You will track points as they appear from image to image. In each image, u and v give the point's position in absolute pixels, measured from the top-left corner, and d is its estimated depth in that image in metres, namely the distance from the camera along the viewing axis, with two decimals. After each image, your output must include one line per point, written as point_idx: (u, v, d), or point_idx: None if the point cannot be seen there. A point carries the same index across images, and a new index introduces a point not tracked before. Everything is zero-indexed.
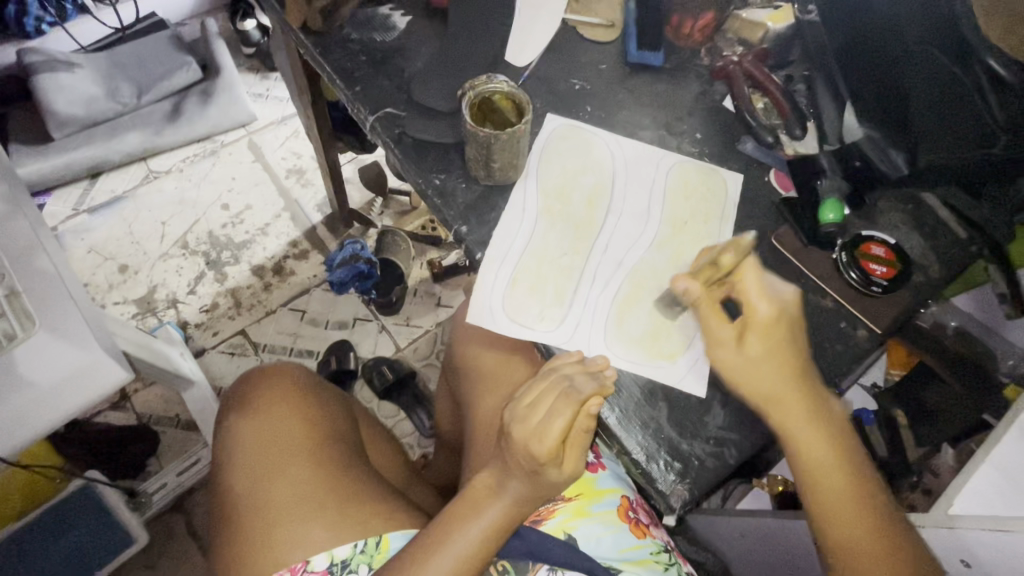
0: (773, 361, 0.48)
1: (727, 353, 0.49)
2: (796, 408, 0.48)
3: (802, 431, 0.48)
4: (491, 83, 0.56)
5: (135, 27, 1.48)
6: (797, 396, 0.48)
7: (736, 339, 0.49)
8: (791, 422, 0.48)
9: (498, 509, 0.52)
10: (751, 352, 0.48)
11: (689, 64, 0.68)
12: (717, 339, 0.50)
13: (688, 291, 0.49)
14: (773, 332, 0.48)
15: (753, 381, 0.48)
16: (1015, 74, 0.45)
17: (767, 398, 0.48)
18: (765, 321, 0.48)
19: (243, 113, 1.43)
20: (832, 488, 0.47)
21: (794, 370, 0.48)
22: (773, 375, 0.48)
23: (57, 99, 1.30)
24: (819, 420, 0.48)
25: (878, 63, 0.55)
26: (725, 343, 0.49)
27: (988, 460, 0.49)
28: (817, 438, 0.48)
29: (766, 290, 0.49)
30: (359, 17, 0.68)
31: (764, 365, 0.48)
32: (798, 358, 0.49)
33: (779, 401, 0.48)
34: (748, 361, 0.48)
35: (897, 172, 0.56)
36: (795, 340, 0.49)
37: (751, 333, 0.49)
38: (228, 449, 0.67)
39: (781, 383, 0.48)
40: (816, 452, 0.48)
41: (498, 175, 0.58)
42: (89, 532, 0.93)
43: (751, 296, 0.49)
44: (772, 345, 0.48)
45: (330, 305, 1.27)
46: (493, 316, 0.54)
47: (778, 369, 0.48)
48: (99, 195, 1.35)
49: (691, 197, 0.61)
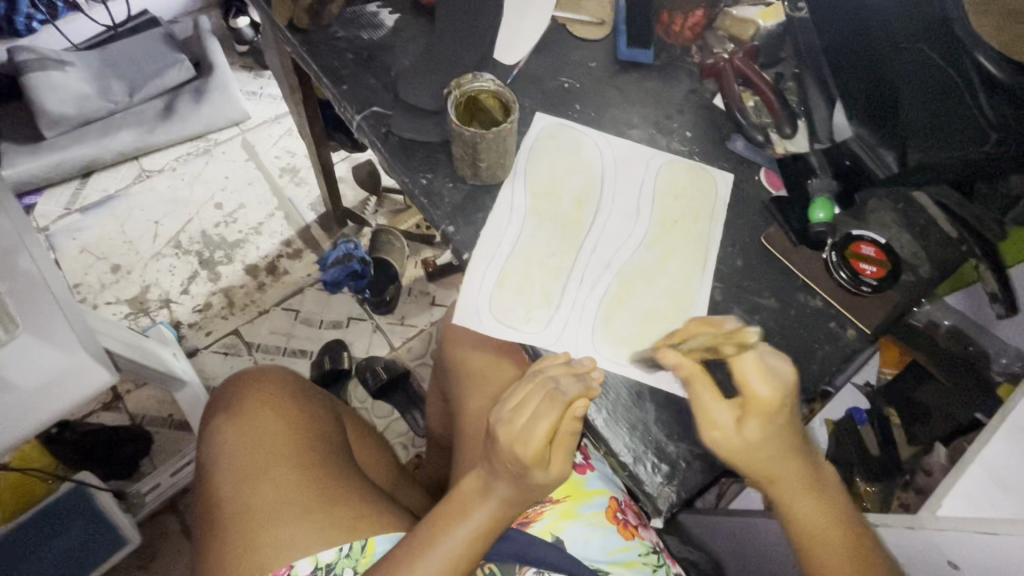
0: (771, 443, 0.45)
1: (722, 436, 0.45)
2: (790, 480, 0.46)
3: (796, 498, 0.47)
4: (477, 82, 0.56)
5: (127, 25, 1.47)
6: (792, 466, 0.46)
7: (733, 421, 0.46)
8: (786, 489, 0.46)
9: (485, 512, 0.51)
10: (747, 437, 0.45)
11: (679, 61, 0.68)
12: (713, 421, 0.46)
13: (678, 364, 0.48)
14: (772, 417, 0.45)
15: (750, 462, 0.46)
16: (1007, 72, 0.44)
17: (763, 472, 0.46)
18: (766, 406, 0.44)
19: (236, 112, 1.42)
20: (830, 558, 0.46)
21: (791, 446, 0.46)
22: (770, 455, 0.45)
23: (48, 98, 1.30)
24: (812, 485, 0.47)
25: (870, 61, 0.54)
26: (721, 426, 0.46)
27: (975, 462, 0.48)
28: (811, 501, 0.47)
29: (767, 373, 0.45)
30: (347, 15, 0.67)
31: (763, 449, 0.45)
32: (794, 433, 0.46)
33: (775, 474, 0.46)
34: (745, 444, 0.45)
35: (887, 171, 0.56)
36: (790, 418, 0.46)
37: (750, 418, 0.45)
38: (214, 453, 0.66)
39: (777, 461, 0.46)
40: (811, 519, 0.47)
41: (485, 174, 0.57)
42: (81, 532, 0.93)
43: (751, 382, 0.45)
44: (770, 429, 0.45)
45: (324, 305, 1.26)
46: (480, 317, 0.54)
47: (777, 447, 0.45)
48: (91, 194, 1.34)
49: (681, 195, 0.60)
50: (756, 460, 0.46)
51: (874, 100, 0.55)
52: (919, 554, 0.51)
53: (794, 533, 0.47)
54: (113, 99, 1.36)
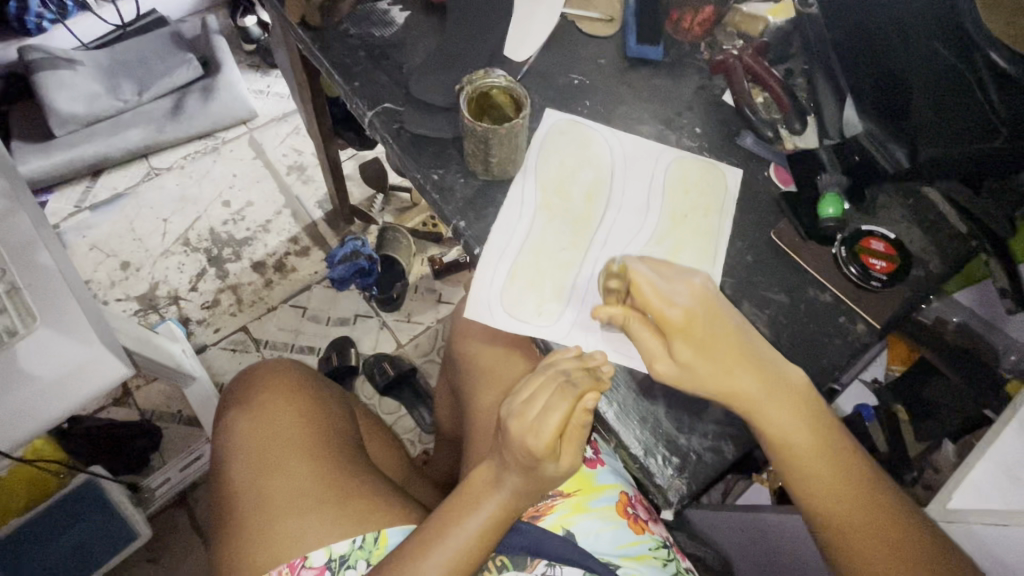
0: (709, 361, 0.46)
1: (662, 365, 0.47)
2: (750, 393, 0.46)
3: (767, 411, 0.46)
4: (490, 78, 0.56)
5: (136, 24, 1.48)
6: (764, 392, 0.46)
7: (664, 347, 0.47)
8: (752, 404, 0.46)
9: (495, 503, 0.52)
10: (682, 359, 0.46)
11: (688, 58, 0.68)
12: (651, 352, 0.47)
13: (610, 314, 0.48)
14: (694, 334, 0.46)
15: (701, 384, 0.47)
16: (1017, 67, 0.44)
17: (721, 391, 0.46)
18: (679, 323, 0.46)
19: (243, 110, 1.43)
20: (811, 466, 0.46)
21: (746, 365, 0.47)
22: (719, 375, 0.46)
23: (58, 96, 1.31)
24: (802, 415, 0.47)
25: (882, 57, 0.54)
26: (658, 355, 0.47)
27: (983, 455, 0.49)
28: (804, 432, 0.47)
29: (662, 292, 0.47)
30: (357, 13, 0.67)
31: (706, 370, 0.46)
32: (743, 349, 0.47)
33: (731, 391, 0.46)
34: (684, 367, 0.46)
35: (897, 166, 0.57)
36: (720, 331, 0.47)
37: (678, 340, 0.46)
38: (228, 445, 0.67)
39: (724, 374, 0.46)
40: (803, 448, 0.46)
41: (496, 170, 0.58)
42: (92, 525, 0.94)
43: (656, 306, 0.46)
44: (699, 347, 0.46)
45: (331, 302, 1.27)
46: (492, 311, 0.54)
47: (719, 367, 0.46)
48: (101, 192, 1.35)
49: (691, 189, 0.60)
50: (706, 381, 0.46)
51: (886, 95, 0.55)
52: None
53: (787, 465, 0.47)
54: (123, 97, 1.37)
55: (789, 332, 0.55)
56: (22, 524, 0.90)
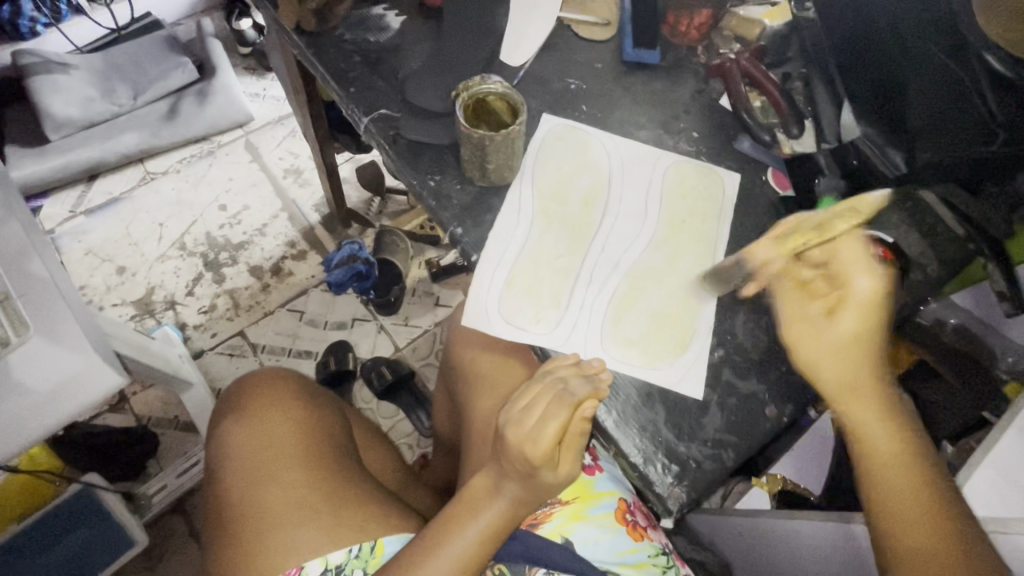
0: (862, 342, 0.46)
1: (813, 327, 0.48)
2: (868, 396, 0.46)
3: (870, 419, 0.46)
4: (486, 84, 0.56)
5: (130, 28, 1.48)
6: (873, 398, 0.46)
7: (825, 318, 0.47)
8: (862, 405, 0.46)
9: (494, 513, 0.51)
10: (838, 329, 0.46)
11: (685, 62, 0.68)
12: (804, 319, 0.48)
13: (767, 261, 0.52)
14: (870, 312, 0.46)
15: (840, 365, 0.46)
16: (1013, 70, 0.44)
17: (847, 382, 0.46)
18: (866, 299, 0.46)
19: (239, 113, 1.43)
20: (896, 484, 0.45)
21: (880, 366, 0.46)
22: (857, 361, 0.46)
23: (52, 100, 1.31)
24: (898, 433, 0.46)
25: (883, 62, 0.54)
26: (810, 319, 0.48)
27: (983, 461, 0.48)
28: (896, 451, 0.45)
29: (874, 267, 0.47)
30: (353, 18, 0.67)
31: (852, 348, 0.46)
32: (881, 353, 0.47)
33: (856, 387, 0.46)
34: (837, 337, 0.46)
35: (895, 170, 0.56)
36: (883, 330, 0.46)
37: (847, 314, 0.46)
38: (223, 454, 0.67)
39: (865, 365, 0.46)
40: (888, 455, 0.45)
41: (493, 176, 0.57)
42: (89, 533, 0.93)
43: (853, 271, 0.47)
44: (867, 325, 0.46)
45: (329, 306, 1.27)
46: (489, 318, 0.54)
47: (862, 349, 0.46)
48: (96, 197, 1.35)
49: (688, 195, 0.60)
50: (844, 361, 0.46)
51: (884, 100, 0.55)
52: None
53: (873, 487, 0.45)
54: (118, 101, 1.37)
55: None
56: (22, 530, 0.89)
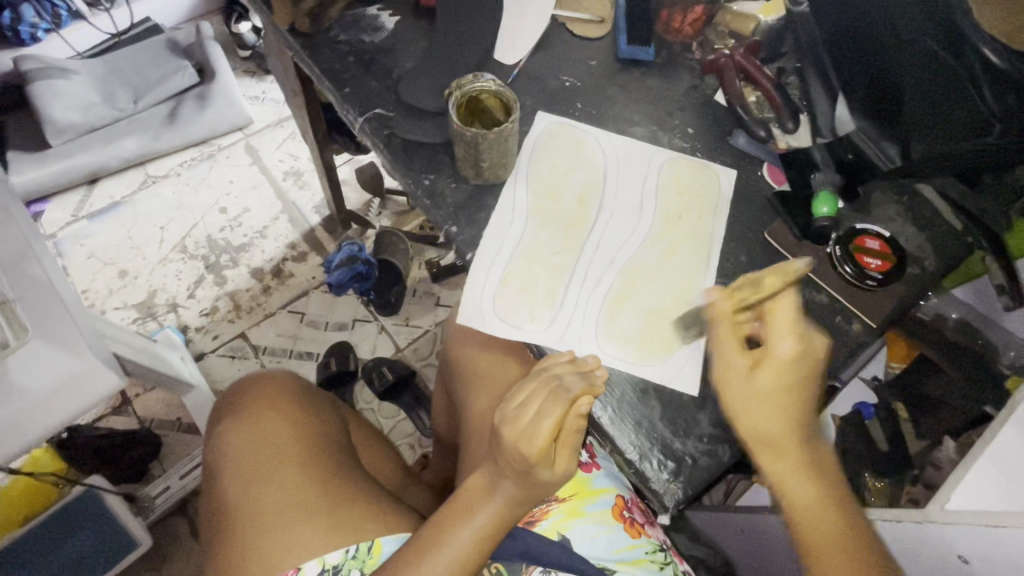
0: (779, 402, 0.45)
1: (733, 380, 0.47)
2: (789, 453, 0.45)
3: (792, 477, 0.46)
4: (477, 82, 0.56)
5: (130, 32, 1.49)
6: (794, 458, 0.46)
7: (748, 370, 0.46)
8: (783, 464, 0.46)
9: (490, 511, 0.51)
10: (757, 387, 0.46)
11: (680, 58, 0.68)
12: (730, 366, 0.47)
13: (716, 302, 0.49)
14: (788, 375, 0.45)
15: (756, 420, 0.45)
16: (1010, 62, 0.45)
17: (764, 439, 0.45)
18: (786, 360, 0.46)
19: (239, 116, 1.43)
20: (823, 542, 0.45)
21: (799, 425, 0.46)
22: (774, 419, 0.45)
23: (53, 105, 1.32)
24: (820, 490, 0.46)
25: (874, 55, 0.54)
26: (735, 370, 0.47)
27: (983, 454, 0.48)
28: (819, 505, 0.45)
29: (799, 330, 0.46)
30: (347, 18, 0.67)
31: (773, 407, 0.45)
32: (807, 413, 0.46)
33: (773, 443, 0.45)
34: (756, 394, 0.45)
35: (891, 164, 0.56)
36: (807, 389, 0.46)
37: (765, 370, 0.46)
38: (221, 455, 0.67)
39: (783, 424, 0.45)
40: (814, 513, 0.45)
41: (487, 174, 0.57)
42: (93, 536, 0.94)
43: (779, 332, 0.46)
44: (781, 386, 0.45)
45: (329, 307, 1.27)
46: (484, 317, 0.54)
47: (778, 408, 0.45)
48: (98, 201, 1.35)
49: (684, 191, 0.60)
50: (763, 419, 0.45)
51: (877, 93, 0.55)
52: (930, 553, 0.49)
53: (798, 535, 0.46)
54: (118, 106, 1.38)
55: None
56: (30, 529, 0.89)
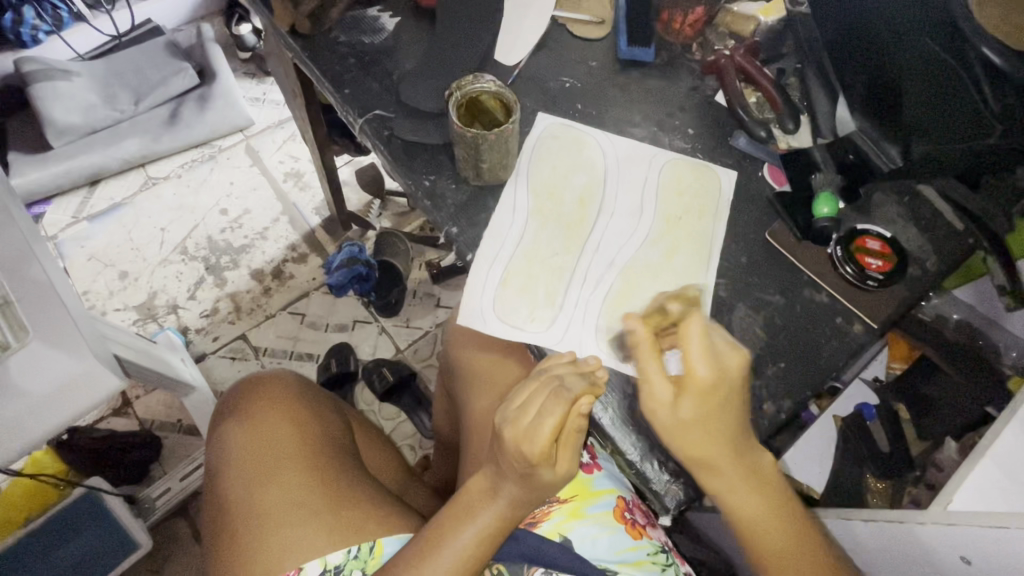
0: (705, 428, 0.44)
1: (659, 411, 0.45)
2: (726, 470, 0.45)
3: (731, 490, 0.46)
4: (478, 83, 0.56)
5: (131, 34, 1.49)
6: (731, 473, 0.45)
7: (672, 398, 0.45)
8: (721, 481, 0.46)
9: (492, 512, 0.51)
10: (683, 417, 0.44)
11: (680, 59, 0.68)
12: (653, 397, 0.46)
13: (634, 331, 0.47)
14: (709, 399, 0.44)
15: (686, 447, 0.45)
16: (1010, 63, 0.43)
17: (699, 461, 0.45)
18: (705, 385, 0.44)
19: (239, 118, 1.43)
20: (766, 540, 0.47)
21: (733, 443, 0.45)
22: (705, 444, 0.44)
23: (54, 107, 1.32)
24: (760, 494, 0.46)
25: (872, 57, 0.55)
26: (659, 400, 0.45)
27: (985, 455, 0.47)
28: (758, 508, 0.46)
29: (710, 351, 0.44)
30: (348, 20, 0.67)
31: (703, 435, 0.44)
32: (741, 429, 0.45)
33: (708, 464, 0.45)
34: (681, 422, 0.44)
35: (891, 165, 0.58)
36: (734, 409, 0.45)
37: (686, 397, 0.44)
38: (223, 456, 0.67)
39: (715, 447, 0.44)
40: (755, 516, 0.46)
41: (487, 175, 0.57)
42: (94, 539, 0.93)
43: (692, 357, 0.44)
44: (705, 411, 0.44)
45: (329, 309, 1.27)
46: (485, 318, 0.54)
47: (707, 433, 0.44)
48: (99, 203, 1.35)
49: (684, 191, 0.60)
50: (694, 445, 0.45)
51: (877, 94, 0.56)
52: (932, 554, 0.49)
53: (745, 539, 0.48)
54: (119, 107, 1.38)
55: (782, 338, 0.54)
56: (36, 528, 0.90)
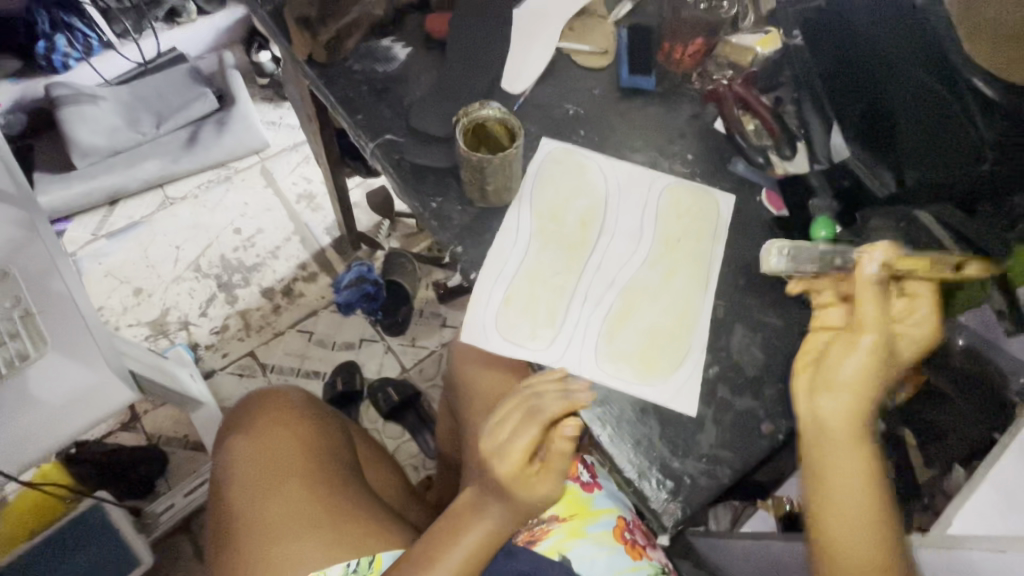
0: (874, 370, 0.47)
1: (847, 345, 0.48)
2: (855, 408, 0.47)
3: (851, 437, 0.47)
4: (484, 110, 0.58)
5: (156, 61, 1.55)
6: (858, 425, 0.47)
7: (860, 339, 0.47)
8: (849, 423, 0.47)
9: (479, 532, 0.52)
10: (866, 355, 0.47)
11: (681, 88, 0.70)
12: (850, 336, 0.48)
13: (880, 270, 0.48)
14: (902, 351, 0.52)
15: (847, 386, 0.47)
16: (1001, 95, 0.45)
17: (839, 394, 0.47)
18: (910, 342, 0.52)
19: (255, 140, 1.48)
20: (850, 497, 0.46)
21: (872, 391, 0.47)
22: (869, 378, 0.47)
23: (80, 129, 1.37)
24: (870, 459, 0.47)
25: (868, 87, 0.57)
26: (851, 338, 0.48)
27: (985, 480, 0.47)
28: (864, 464, 0.47)
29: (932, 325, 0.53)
30: (362, 49, 0.71)
31: (856, 393, 0.47)
32: (875, 387, 0.48)
33: (850, 402, 0.47)
34: (861, 361, 0.47)
35: (885, 190, 0.58)
36: (892, 371, 0.52)
37: (870, 336, 0.47)
38: (228, 467, 0.68)
39: (870, 387, 0.47)
40: (856, 469, 0.46)
41: (492, 198, 0.59)
42: (98, 550, 0.93)
43: (905, 316, 0.53)
44: (881, 357, 0.47)
45: (337, 327, 1.29)
46: (487, 334, 0.55)
47: (868, 371, 0.47)
48: (118, 221, 1.40)
49: (683, 215, 0.62)
50: (863, 379, 0.47)
51: (872, 122, 0.57)
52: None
53: (823, 491, 0.47)
54: (141, 130, 1.43)
55: (779, 359, 0.55)
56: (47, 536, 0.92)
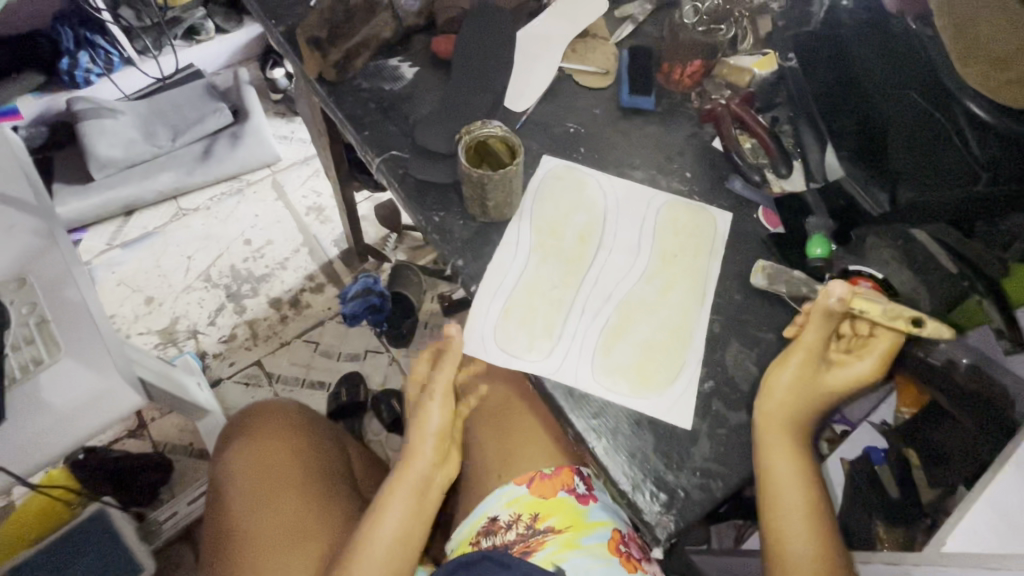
0: (798, 383, 0.52)
1: (779, 368, 0.53)
2: (785, 419, 0.51)
3: (785, 448, 0.51)
4: (486, 128, 0.60)
5: (174, 77, 1.60)
6: (787, 436, 0.51)
7: (794, 359, 0.53)
8: (779, 436, 0.51)
9: (394, 508, 0.55)
10: (792, 374, 0.53)
11: (680, 107, 0.72)
12: (784, 358, 0.53)
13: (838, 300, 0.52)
14: (850, 371, 0.53)
15: (775, 399, 0.52)
16: (996, 117, 0.48)
17: (773, 410, 0.52)
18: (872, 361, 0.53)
19: (267, 154, 1.51)
20: (789, 504, 0.50)
21: (801, 403, 0.52)
22: (793, 394, 0.52)
23: (98, 142, 1.41)
24: (804, 468, 0.51)
25: (863, 109, 0.59)
26: (784, 361, 0.53)
27: (980, 498, 0.47)
28: (798, 473, 0.51)
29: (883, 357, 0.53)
30: (370, 69, 0.73)
31: (787, 402, 0.52)
32: (807, 399, 0.53)
33: (777, 413, 0.52)
34: (790, 376, 0.52)
35: (878, 209, 0.58)
36: (840, 391, 0.53)
37: (796, 355, 0.53)
38: (224, 475, 0.69)
39: (797, 400, 0.52)
40: (792, 478, 0.50)
41: (492, 213, 0.61)
42: (100, 556, 0.93)
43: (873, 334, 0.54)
44: (804, 373, 0.53)
45: (342, 338, 1.30)
46: (485, 344, 0.56)
47: (795, 386, 0.52)
48: (131, 231, 1.43)
49: (680, 231, 0.63)
50: (790, 395, 0.52)
51: (867, 141, 0.59)
52: None
53: (768, 502, 0.51)
54: (158, 143, 1.48)
55: None
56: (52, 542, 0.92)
